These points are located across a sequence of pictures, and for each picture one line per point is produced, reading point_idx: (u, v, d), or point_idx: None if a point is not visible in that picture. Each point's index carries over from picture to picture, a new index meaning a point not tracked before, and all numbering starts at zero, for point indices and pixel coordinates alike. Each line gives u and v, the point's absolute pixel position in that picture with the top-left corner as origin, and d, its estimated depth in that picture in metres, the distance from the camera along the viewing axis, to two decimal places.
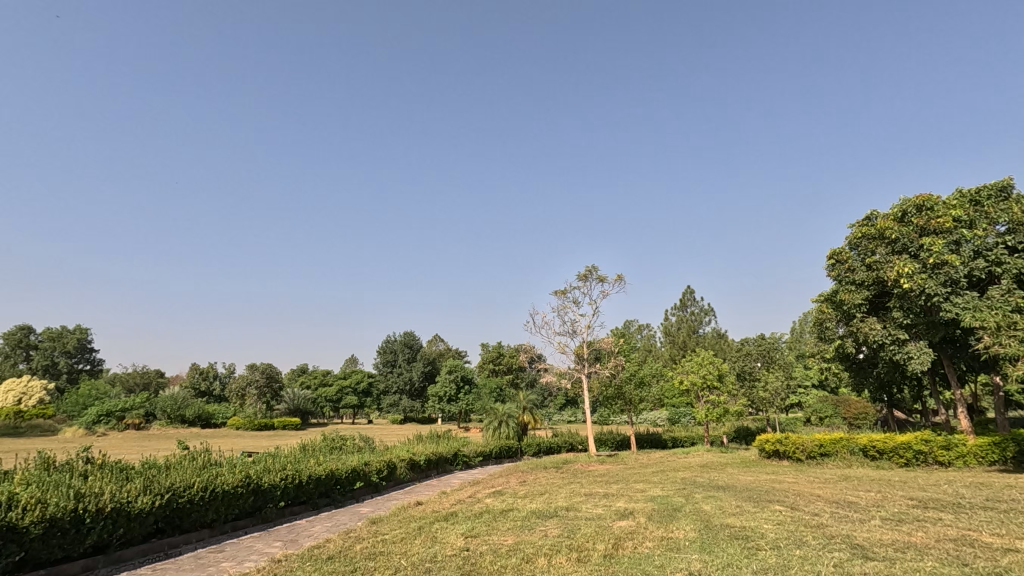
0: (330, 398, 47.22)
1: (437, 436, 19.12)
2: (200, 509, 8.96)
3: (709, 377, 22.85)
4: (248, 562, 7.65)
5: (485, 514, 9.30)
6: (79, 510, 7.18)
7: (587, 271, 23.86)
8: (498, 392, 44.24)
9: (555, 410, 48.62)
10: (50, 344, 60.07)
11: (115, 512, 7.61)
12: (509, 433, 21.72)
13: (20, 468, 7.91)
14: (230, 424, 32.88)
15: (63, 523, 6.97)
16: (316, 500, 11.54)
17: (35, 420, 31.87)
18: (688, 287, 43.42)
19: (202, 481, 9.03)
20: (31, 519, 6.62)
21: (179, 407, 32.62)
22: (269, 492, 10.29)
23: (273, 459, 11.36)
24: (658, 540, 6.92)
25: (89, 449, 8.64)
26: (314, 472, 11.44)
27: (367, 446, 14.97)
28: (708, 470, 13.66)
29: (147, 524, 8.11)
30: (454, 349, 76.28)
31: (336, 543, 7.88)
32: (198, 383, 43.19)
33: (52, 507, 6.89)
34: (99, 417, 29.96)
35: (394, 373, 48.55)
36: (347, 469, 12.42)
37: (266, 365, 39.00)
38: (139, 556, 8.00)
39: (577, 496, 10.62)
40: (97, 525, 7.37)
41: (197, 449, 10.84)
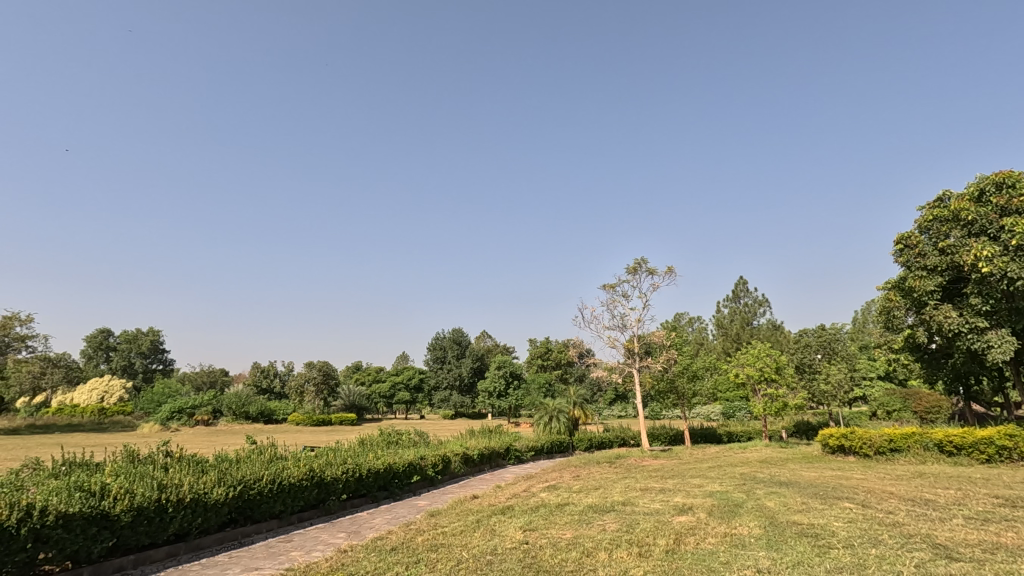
0: (383, 394, 48.48)
1: (489, 430, 19.35)
2: (269, 500, 9.40)
3: (766, 370, 22.14)
4: (316, 552, 7.98)
5: (542, 508, 9.35)
6: (162, 500, 7.67)
7: (637, 264, 23.42)
8: (547, 387, 44.30)
9: (605, 405, 48.30)
10: (128, 345, 64.26)
11: (193, 503, 8.09)
12: (561, 428, 21.69)
13: (108, 460, 8.51)
14: (291, 420, 34.23)
15: (148, 512, 7.47)
16: (376, 493, 11.91)
17: (116, 417, 34.29)
18: (740, 278, 42.21)
19: (270, 474, 9.47)
20: (122, 507, 7.12)
21: (244, 405, 34.34)
22: (332, 485, 10.68)
23: (334, 453, 11.78)
24: (721, 536, 6.77)
25: (168, 442, 9.18)
26: (373, 466, 11.79)
27: (422, 441, 15.30)
28: (769, 466, 13.24)
29: (222, 513, 8.57)
30: (502, 345, 76.85)
31: (398, 534, 8.11)
32: (260, 381, 45.29)
33: (138, 497, 7.37)
34: (173, 413, 31.80)
35: (444, 370, 49.38)
36: (404, 463, 12.74)
37: (323, 363, 40.29)
38: (216, 544, 8.47)
39: (633, 491, 10.51)
40: (178, 514, 7.86)
41: (265, 443, 11.37)
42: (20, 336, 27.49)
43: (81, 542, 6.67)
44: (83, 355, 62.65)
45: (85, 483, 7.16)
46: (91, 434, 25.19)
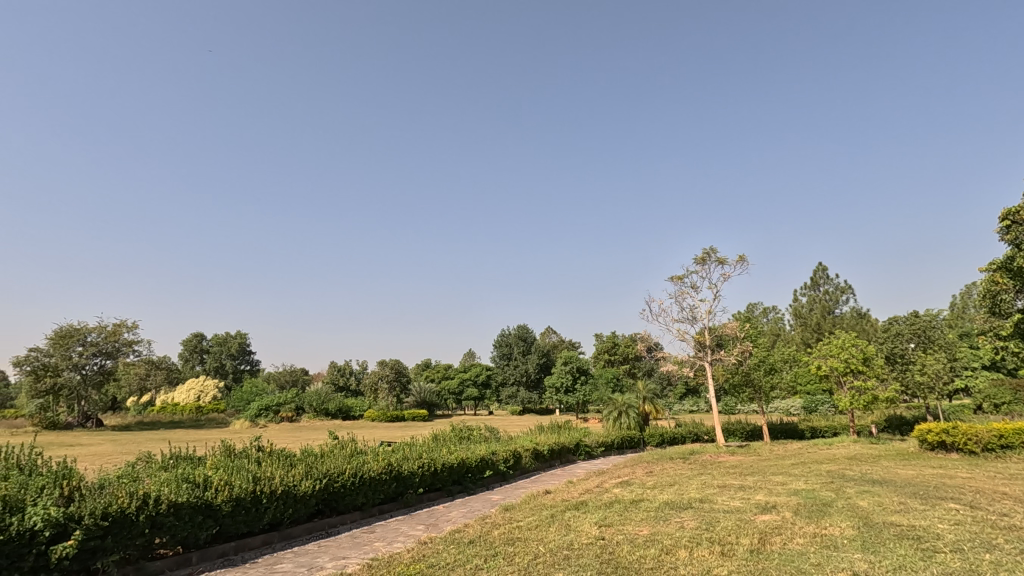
0: (452, 391, 49.59)
1: (557, 426, 19.38)
2: (352, 493, 9.86)
3: (852, 361, 20.75)
4: (397, 543, 8.32)
5: (616, 504, 9.25)
6: (257, 491, 8.23)
7: (705, 254, 22.65)
8: (615, 382, 43.74)
9: (675, 400, 47.11)
10: (219, 348, 69.36)
11: (285, 494, 8.62)
12: (631, 424, 21.36)
13: (209, 454, 9.22)
14: (367, 416, 35.70)
15: (246, 502, 8.04)
16: (451, 487, 12.22)
17: (211, 414, 37.10)
18: (819, 264, 39.81)
19: (352, 468, 9.92)
20: (222, 498, 7.69)
21: (323, 402, 36.15)
22: (409, 478, 11.05)
23: (410, 448, 12.18)
24: (810, 536, 6.44)
25: (260, 437, 9.82)
26: (447, 460, 12.10)
27: (492, 436, 15.52)
28: (858, 463, 12.41)
29: (310, 505, 9.08)
30: (567, 341, 76.63)
31: (475, 528, 8.28)
32: (338, 379, 47.52)
33: (237, 488, 7.95)
34: (261, 411, 33.99)
35: (511, 366, 49.84)
36: (476, 458, 13.01)
37: (395, 361, 41.58)
38: (306, 533, 9.00)
39: (710, 488, 10.18)
40: (271, 505, 8.41)
41: (346, 438, 11.92)
42: (128, 342, 30.29)
43: (189, 529, 7.30)
44: (181, 358, 68.19)
45: (191, 475, 7.80)
46: (191, 430, 27.42)
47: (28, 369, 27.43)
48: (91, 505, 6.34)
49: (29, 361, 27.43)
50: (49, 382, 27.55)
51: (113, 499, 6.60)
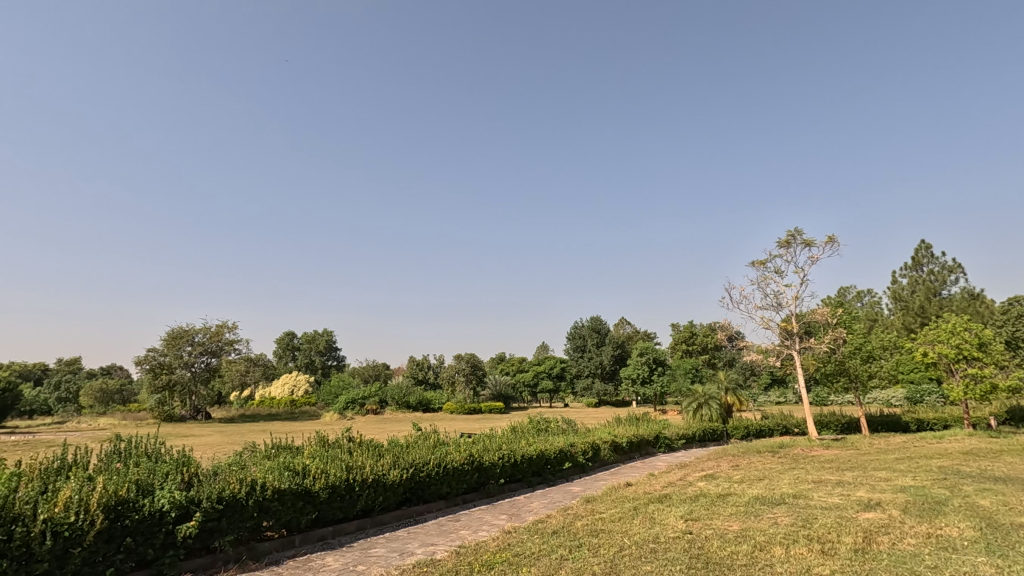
0: (527, 383, 50.11)
1: (635, 418, 19.05)
2: (437, 482, 10.21)
3: (965, 347, 18.87)
4: (482, 531, 8.53)
5: (702, 497, 8.97)
6: (351, 479, 8.71)
7: (790, 236, 21.38)
8: (694, 373, 42.39)
9: (760, 391, 44.98)
10: (308, 345, 74.01)
11: (375, 483, 9.06)
12: (713, 416, 20.62)
13: (306, 444, 9.87)
14: (446, 409, 36.77)
15: (341, 489, 8.54)
16: (531, 478, 12.38)
17: (304, 407, 39.70)
18: (922, 242, 36.43)
19: (436, 458, 10.26)
20: (320, 485, 8.21)
21: (404, 395, 37.55)
22: (490, 469, 11.29)
23: (490, 439, 12.44)
24: (923, 536, 5.94)
25: (350, 428, 10.37)
26: (527, 452, 12.24)
27: (570, 428, 15.50)
28: (977, 458, 11.29)
29: (399, 493, 9.49)
30: (643, 332, 75.10)
31: (557, 519, 8.32)
32: (417, 373, 49.32)
33: (332, 476, 8.46)
34: (348, 404, 35.95)
35: (585, 358, 49.57)
36: (555, 450, 13.06)
37: (470, 355, 42.46)
38: (396, 520, 9.43)
39: (803, 483, 9.65)
40: (363, 492, 8.88)
41: (428, 430, 12.33)
42: (229, 341, 32.88)
43: (292, 513, 7.87)
44: (275, 356, 73.31)
45: (292, 464, 8.38)
46: (287, 422, 29.48)
47: (147, 367, 30.53)
48: (208, 489, 6.98)
49: (148, 360, 30.49)
50: (166, 379, 30.63)
51: (226, 485, 7.21)
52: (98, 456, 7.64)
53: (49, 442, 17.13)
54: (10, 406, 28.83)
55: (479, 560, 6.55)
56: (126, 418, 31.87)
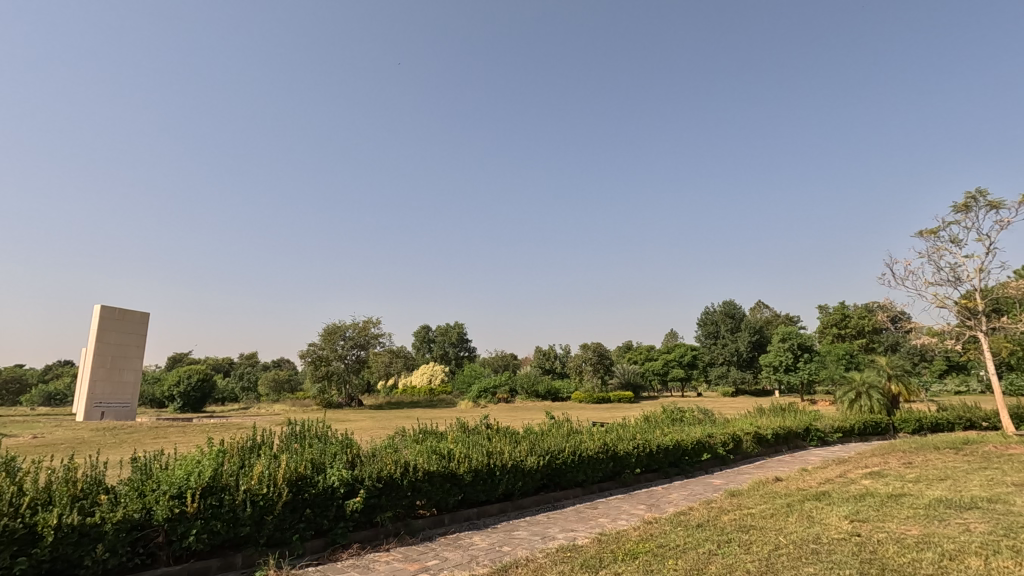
0: (657, 371, 48.78)
1: (781, 409, 17.65)
2: (573, 470, 10.34)
3: None
4: (622, 520, 8.46)
5: (868, 497, 8.06)
6: (492, 464, 9.12)
7: (969, 200, 18.31)
8: (847, 359, 38.26)
9: (934, 378, 39.30)
10: (443, 337, 78.61)
11: (514, 468, 9.39)
12: (873, 407, 18.52)
13: (449, 430, 10.51)
14: (575, 397, 37.00)
15: (483, 473, 8.98)
16: (667, 469, 12.05)
17: (442, 396, 42.39)
18: None
19: (571, 446, 10.36)
20: (464, 468, 8.70)
21: (533, 384, 38.32)
22: (626, 459, 11.17)
23: (623, 428, 12.28)
24: None
25: (488, 415, 10.84)
26: (662, 442, 11.90)
27: (707, 418, 14.79)
28: None
29: (537, 478, 9.77)
30: (784, 316, 69.20)
31: (700, 512, 7.97)
32: (544, 362, 50.26)
33: (475, 461, 8.91)
34: (481, 392, 37.85)
35: (719, 345, 46.99)
36: (692, 440, 12.54)
37: (596, 344, 42.13)
38: (535, 505, 9.72)
39: (1001, 486, 8.24)
40: (504, 477, 9.25)
41: (561, 417, 12.51)
42: (374, 334, 35.91)
43: (441, 494, 8.46)
44: (413, 347, 78.95)
45: (438, 448, 8.97)
46: (429, 409, 31.73)
47: (309, 359, 34.53)
48: (369, 468, 7.73)
49: (310, 353, 34.45)
50: (325, 370, 34.42)
51: (384, 465, 7.91)
52: (280, 437, 8.82)
53: (239, 424, 20.14)
54: (208, 393, 34.25)
55: (622, 549, 6.50)
56: (294, 405, 36.41)
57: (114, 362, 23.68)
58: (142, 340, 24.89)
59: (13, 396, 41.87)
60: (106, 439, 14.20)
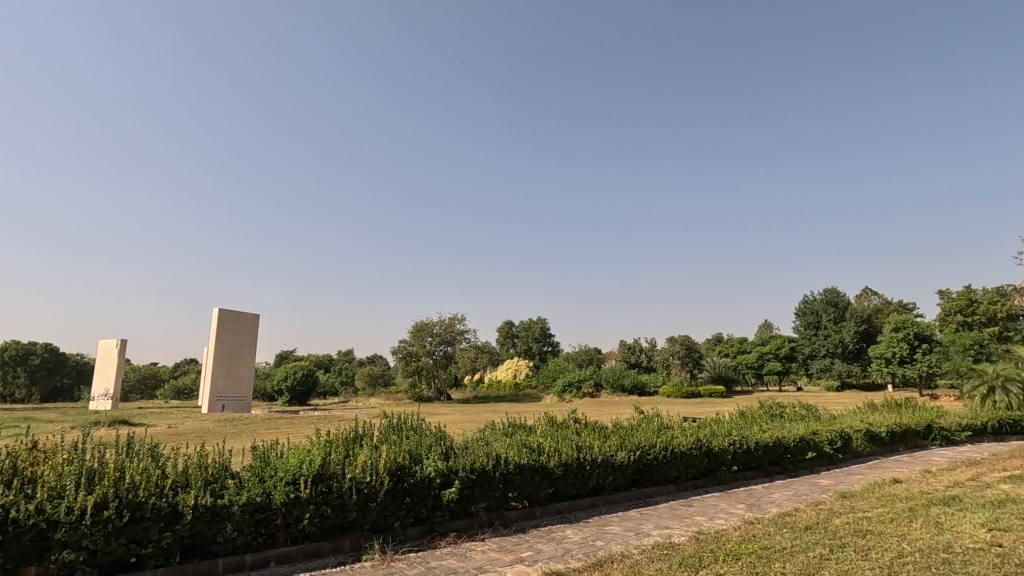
0: (751, 364, 46.39)
1: (896, 404, 16.15)
2: (665, 466, 10.08)
3: None
4: (720, 519, 8.13)
5: (1009, 504, 7.18)
6: (581, 458, 9.10)
7: None
8: (975, 349, 34.27)
9: None
10: (526, 332, 79.34)
11: (604, 463, 9.30)
12: (1012, 403, 16.44)
13: (537, 424, 10.59)
14: (662, 392, 35.97)
15: (573, 467, 8.98)
16: (768, 467, 11.44)
17: (527, 390, 42.88)
18: None
19: (662, 442, 10.09)
20: (554, 462, 8.75)
21: (618, 378, 37.72)
22: (721, 456, 10.72)
23: (717, 424, 11.78)
24: None
25: (576, 410, 10.81)
26: (762, 439, 11.30)
27: (811, 414, 13.85)
28: None
29: (628, 473, 9.62)
30: (896, 304, 63.09)
31: (808, 513, 7.49)
32: (629, 357, 49.36)
33: (565, 455, 8.93)
34: (566, 387, 37.90)
35: (820, 336, 43.81)
36: (795, 437, 11.80)
37: (684, 337, 40.67)
38: (627, 500, 9.59)
39: None
40: (594, 471, 9.20)
41: (650, 412, 12.20)
42: (460, 331, 36.88)
43: (532, 487, 8.56)
44: (497, 343, 80.42)
45: (528, 442, 9.07)
46: (516, 403, 32.24)
47: (400, 355, 36.16)
48: (463, 460, 7.97)
49: (400, 350, 36.08)
50: (415, 365, 35.90)
51: (477, 458, 8.13)
52: (379, 428, 9.32)
53: (340, 417, 21.51)
54: (312, 388, 36.87)
55: (723, 549, 6.25)
56: (389, 399, 38.31)
57: (230, 359, 26.11)
58: (254, 339, 27.21)
59: (150, 389, 47.41)
60: (227, 429, 15.71)
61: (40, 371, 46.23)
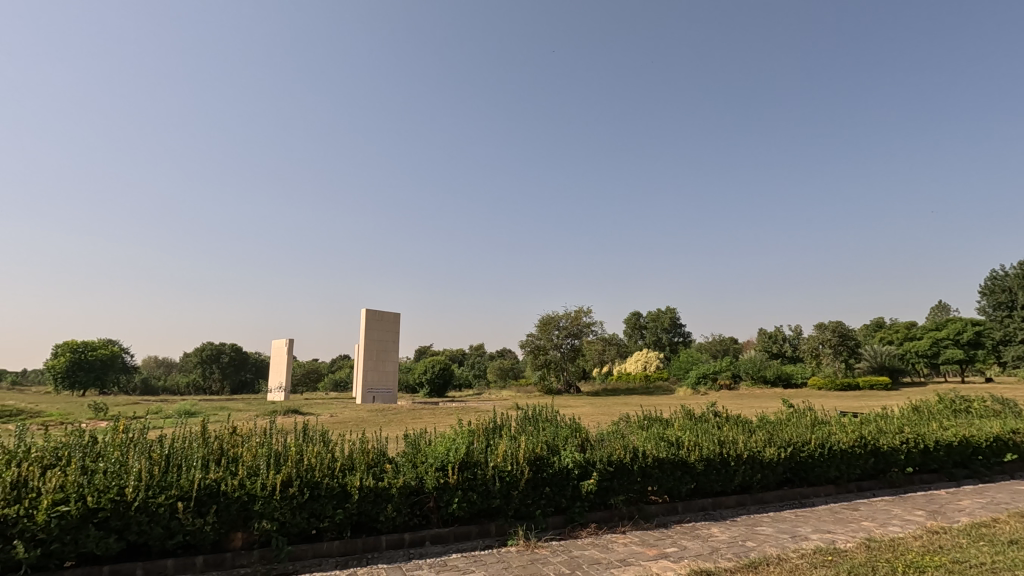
0: (923, 352, 40.69)
1: None
2: (823, 465, 9.22)
3: None
4: (895, 526, 7.23)
5: None
6: (725, 453, 8.63)
7: None
8: None
9: None
10: (655, 323, 77.03)
11: (751, 459, 8.74)
12: None
13: (674, 417, 10.23)
14: (812, 384, 32.86)
15: (716, 463, 8.55)
16: (953, 471, 9.96)
17: (659, 382, 41.77)
18: None
19: (818, 439, 9.22)
20: (695, 457, 8.41)
21: (760, 369, 34.99)
22: (892, 456, 9.54)
23: (885, 420, 10.49)
24: None
25: (715, 403, 10.25)
26: (943, 437, 9.87)
27: (1009, 410, 11.76)
28: None
29: (779, 472, 8.95)
30: None
31: (1013, 525, 6.39)
32: (770, 346, 45.93)
33: (706, 449, 8.53)
34: (700, 378, 36.52)
35: (1015, 318, 37.09)
36: (988, 437, 10.13)
37: (836, 323, 36.83)
38: (779, 500, 8.93)
39: None
40: (740, 468, 8.68)
41: (801, 406, 11.21)
42: (587, 323, 36.74)
43: (672, 481, 8.31)
44: (626, 334, 79.05)
45: (666, 435, 8.79)
46: (648, 396, 31.44)
47: (530, 349, 37.01)
48: (599, 452, 7.96)
49: (529, 343, 36.93)
50: (544, 358, 36.59)
51: (614, 450, 8.07)
52: (516, 420, 9.64)
53: (478, 408, 22.71)
54: (449, 380, 39.11)
55: (901, 559, 5.58)
56: (521, 391, 39.53)
57: (377, 356, 28.58)
58: (397, 337, 29.49)
59: (313, 382, 53.69)
60: (379, 419, 17.24)
61: (229, 367, 54.46)
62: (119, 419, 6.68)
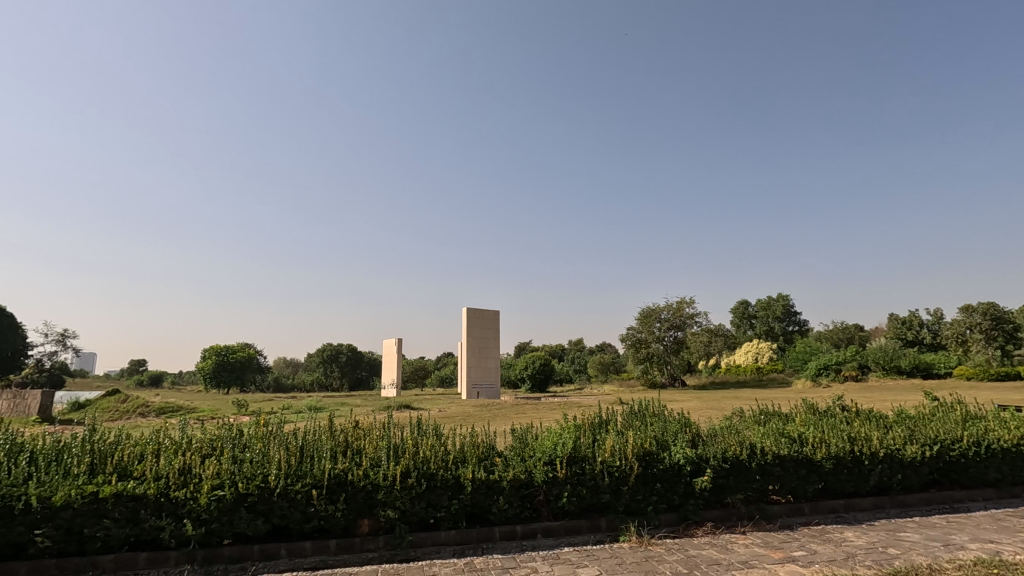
0: None
1: None
2: (979, 466, 8.14)
3: None
4: None
5: None
6: (857, 452, 7.89)
7: None
8: None
9: None
10: (765, 312, 72.23)
11: (889, 458, 7.91)
12: None
13: (795, 411, 9.53)
14: (959, 374, 29.05)
15: (847, 462, 7.85)
16: None
17: (773, 374, 39.10)
18: None
19: (972, 436, 8.16)
20: (822, 455, 7.77)
21: (892, 359, 31.58)
22: None
23: None
24: None
25: (842, 397, 9.40)
26: None
27: None
28: None
29: (923, 473, 8.03)
30: None
31: None
32: (903, 333, 41.30)
33: (834, 447, 7.86)
34: (820, 370, 33.66)
35: None
36: None
37: (987, 305, 32.23)
38: (924, 504, 8.01)
39: None
40: (875, 467, 7.89)
41: (948, 399, 9.96)
42: (690, 314, 35.24)
43: (797, 480, 7.74)
44: (733, 325, 74.88)
45: (786, 431, 8.21)
46: (761, 389, 29.58)
47: (630, 343, 36.17)
48: (713, 448, 7.62)
49: (630, 337, 36.11)
50: (646, 352, 35.62)
51: (728, 446, 7.68)
52: (622, 414, 9.49)
53: (581, 403, 22.68)
54: (550, 376, 39.33)
55: None
56: (623, 385, 38.84)
57: (479, 352, 29.41)
58: (497, 333, 30.17)
59: (422, 379, 56.44)
60: (485, 414, 17.78)
61: (347, 366, 58.75)
62: (260, 414, 7.46)
